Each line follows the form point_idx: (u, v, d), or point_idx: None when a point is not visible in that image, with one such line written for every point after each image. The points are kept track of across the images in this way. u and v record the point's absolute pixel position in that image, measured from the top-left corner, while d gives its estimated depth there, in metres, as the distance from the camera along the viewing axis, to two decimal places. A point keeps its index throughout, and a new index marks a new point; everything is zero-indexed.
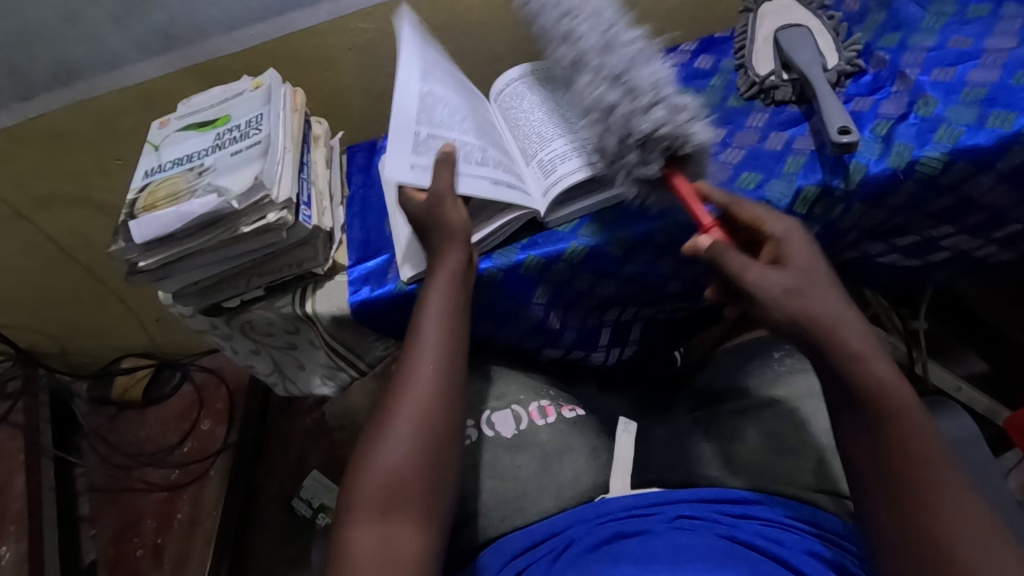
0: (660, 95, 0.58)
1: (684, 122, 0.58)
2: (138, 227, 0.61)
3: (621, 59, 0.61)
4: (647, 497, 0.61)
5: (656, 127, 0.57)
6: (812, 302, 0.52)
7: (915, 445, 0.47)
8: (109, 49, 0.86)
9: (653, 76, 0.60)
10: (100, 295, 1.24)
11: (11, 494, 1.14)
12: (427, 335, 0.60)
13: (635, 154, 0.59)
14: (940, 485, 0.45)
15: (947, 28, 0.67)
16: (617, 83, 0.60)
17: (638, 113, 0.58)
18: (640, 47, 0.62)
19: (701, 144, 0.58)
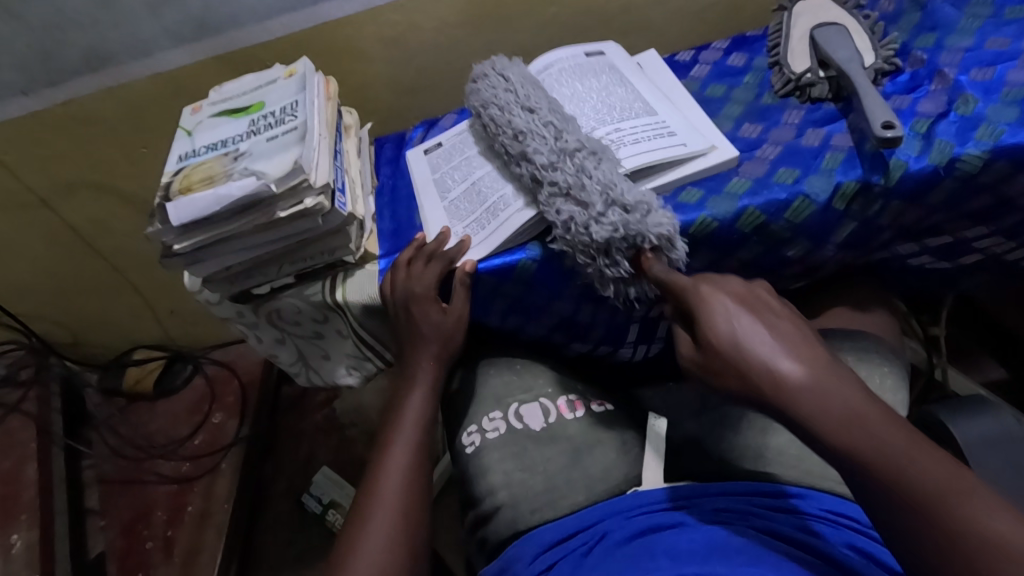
0: (610, 200, 0.60)
1: (638, 223, 0.59)
2: (175, 208, 0.61)
3: (573, 172, 0.62)
4: (682, 490, 0.61)
5: (611, 233, 0.59)
6: (769, 366, 0.44)
7: (930, 504, 0.38)
8: (142, 35, 0.86)
9: (605, 181, 0.61)
10: (116, 285, 1.23)
11: (23, 482, 1.14)
12: (404, 426, 0.65)
13: (602, 258, 0.62)
14: (988, 541, 0.37)
15: (984, 29, 0.67)
16: (571, 197, 0.62)
17: (593, 223, 0.60)
18: (586, 152, 0.63)
19: (664, 238, 0.60)
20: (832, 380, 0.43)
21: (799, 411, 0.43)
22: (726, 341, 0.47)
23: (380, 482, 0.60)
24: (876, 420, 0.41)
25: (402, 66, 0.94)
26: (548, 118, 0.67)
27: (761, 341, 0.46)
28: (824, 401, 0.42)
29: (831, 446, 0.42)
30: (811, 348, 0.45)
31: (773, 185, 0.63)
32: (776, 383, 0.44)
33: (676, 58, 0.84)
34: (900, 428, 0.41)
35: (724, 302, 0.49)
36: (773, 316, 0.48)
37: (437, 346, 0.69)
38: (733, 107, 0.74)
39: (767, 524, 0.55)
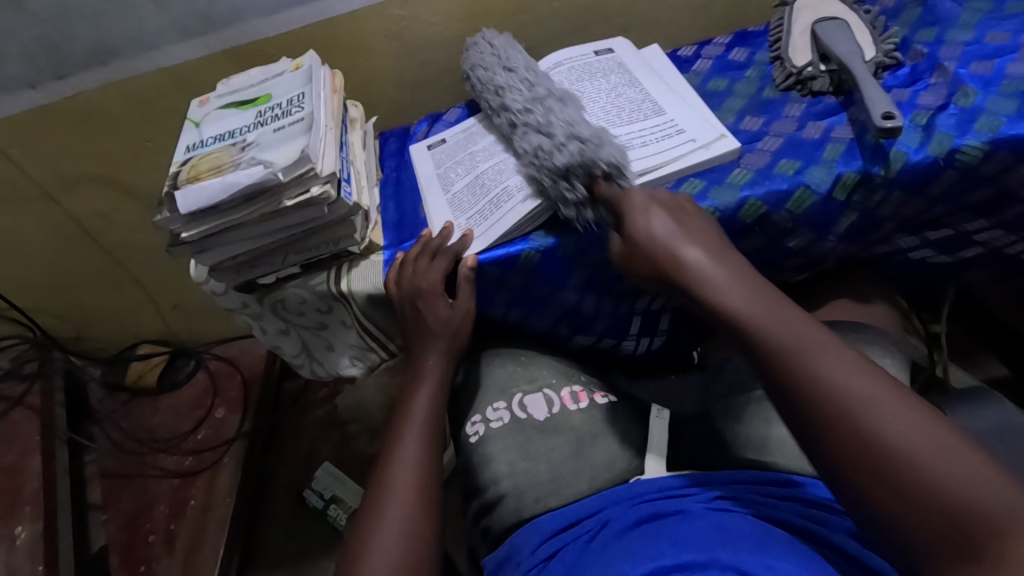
0: (571, 132, 0.64)
1: (594, 152, 0.62)
2: (182, 197, 0.62)
3: (542, 114, 0.68)
4: (683, 480, 0.61)
5: (570, 159, 0.63)
6: (672, 251, 0.56)
7: (783, 346, 0.48)
8: (149, 30, 0.87)
9: (570, 121, 0.66)
10: (121, 279, 1.24)
11: (27, 475, 1.14)
12: (415, 414, 0.66)
13: (561, 183, 0.64)
14: (824, 371, 0.45)
15: (984, 23, 0.68)
16: (539, 132, 0.67)
17: (555, 150, 0.64)
18: (557, 100, 0.69)
19: (615, 165, 0.63)
20: (724, 267, 0.55)
21: (691, 281, 0.55)
22: (641, 234, 0.59)
23: (393, 476, 0.60)
24: (755, 292, 0.52)
25: (407, 62, 0.95)
26: (526, 75, 0.73)
27: (670, 234, 0.58)
28: (716, 279, 0.54)
29: (717, 307, 0.53)
30: (716, 249, 0.57)
31: (775, 177, 0.64)
32: (673, 260, 0.56)
33: (678, 54, 0.84)
34: (776, 302, 0.51)
35: (646, 205, 0.60)
36: (689, 223, 0.59)
37: (447, 341, 0.69)
38: (735, 101, 0.75)
39: (769, 512, 0.55)
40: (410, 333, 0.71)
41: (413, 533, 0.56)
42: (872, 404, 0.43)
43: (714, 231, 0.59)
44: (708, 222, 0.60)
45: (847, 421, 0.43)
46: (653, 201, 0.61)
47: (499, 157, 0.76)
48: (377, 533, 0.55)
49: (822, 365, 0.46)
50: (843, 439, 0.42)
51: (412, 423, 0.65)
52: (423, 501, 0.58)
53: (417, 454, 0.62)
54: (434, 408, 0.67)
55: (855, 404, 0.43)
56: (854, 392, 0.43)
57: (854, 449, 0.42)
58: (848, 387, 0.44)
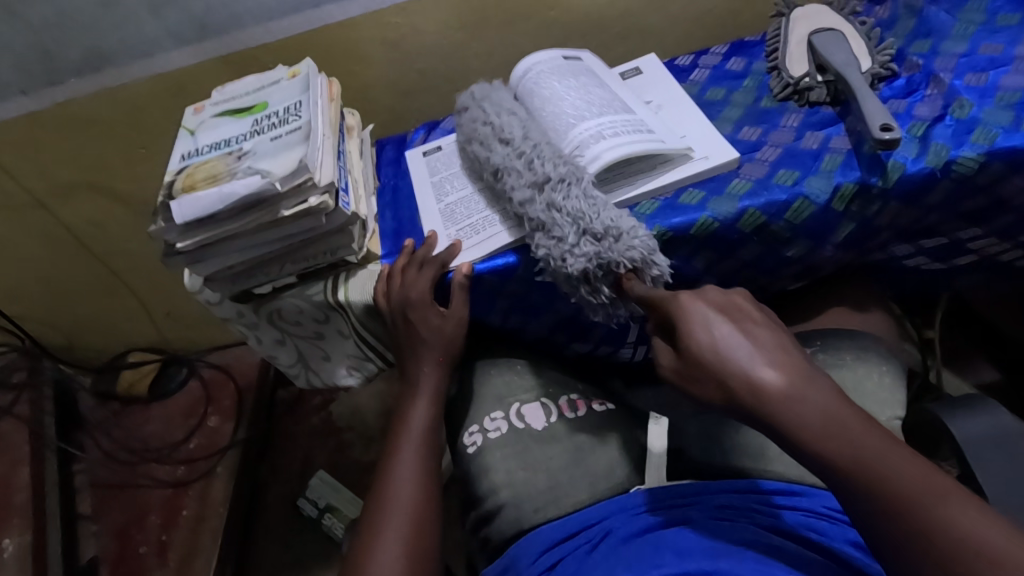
0: (582, 228, 0.60)
1: (611, 251, 0.59)
2: (178, 206, 0.61)
3: (545, 207, 0.61)
4: (682, 487, 0.61)
5: (585, 264, 0.59)
6: (753, 383, 0.42)
7: (922, 520, 0.37)
8: (143, 36, 0.86)
9: (578, 211, 0.60)
10: (112, 287, 1.22)
11: (15, 486, 1.12)
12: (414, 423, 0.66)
13: (583, 287, 0.62)
14: (999, 569, 0.34)
15: (977, 35, 0.68)
16: (547, 230, 0.62)
17: (568, 254, 0.60)
18: (562, 175, 0.62)
19: (639, 260, 0.59)
20: (823, 401, 0.41)
21: (786, 426, 0.41)
22: (709, 358, 0.44)
23: (392, 485, 0.60)
24: (864, 435, 0.39)
25: (403, 69, 0.95)
26: (524, 149, 0.66)
27: (745, 354, 0.43)
28: (815, 420, 0.40)
29: (816, 460, 0.40)
30: (803, 369, 0.42)
31: (773, 186, 0.64)
32: (756, 394, 0.42)
33: (675, 63, 0.85)
34: (894, 448, 0.39)
35: (705, 313, 0.46)
36: (760, 330, 0.45)
37: (441, 349, 0.69)
38: (732, 110, 0.75)
39: (771, 522, 0.56)
40: (404, 343, 0.70)
41: (414, 542, 0.55)
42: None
43: (787, 335, 0.45)
44: (773, 320, 0.46)
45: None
46: (707, 304, 0.47)
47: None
48: (377, 542, 0.55)
49: (982, 554, 0.35)
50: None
51: (411, 434, 0.65)
52: (423, 510, 0.58)
53: (416, 464, 0.62)
54: (431, 418, 0.67)
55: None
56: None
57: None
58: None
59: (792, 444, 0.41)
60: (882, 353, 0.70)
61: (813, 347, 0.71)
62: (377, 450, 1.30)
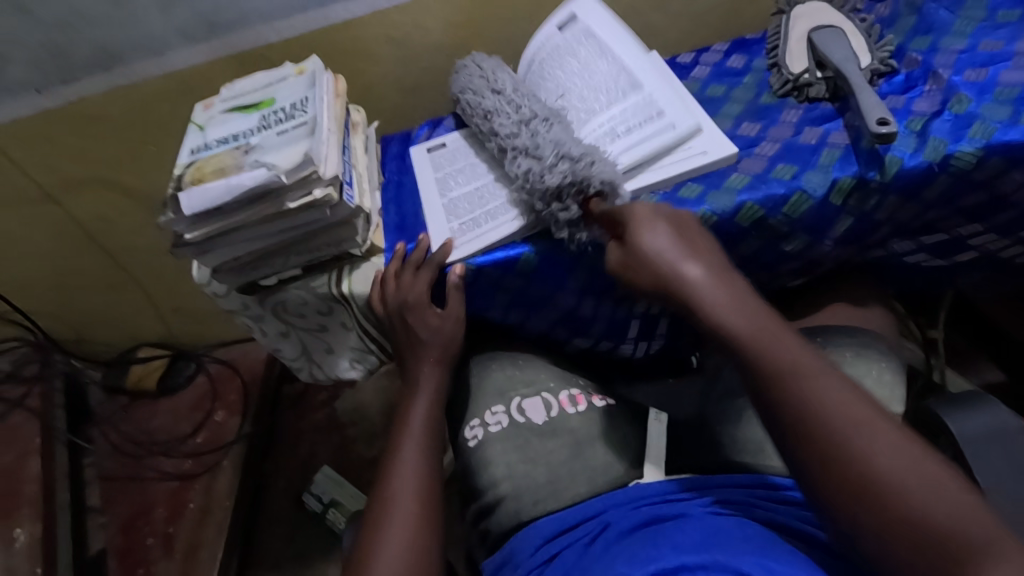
0: (562, 151, 0.64)
1: (586, 169, 0.63)
2: (187, 198, 0.62)
3: (528, 137, 0.68)
4: (682, 483, 0.62)
5: (562, 180, 0.63)
6: (676, 268, 0.56)
7: (787, 370, 0.50)
8: (154, 34, 0.88)
9: (558, 141, 0.65)
10: (121, 281, 1.24)
11: (25, 477, 1.14)
12: (415, 418, 0.67)
13: (553, 204, 0.64)
14: (828, 402, 0.47)
15: (978, 32, 0.69)
16: (529, 155, 0.67)
17: (546, 172, 0.64)
18: (547, 119, 0.69)
19: (608, 183, 0.63)
20: (727, 286, 0.55)
21: (697, 299, 0.55)
22: (646, 246, 0.58)
23: (395, 484, 0.60)
24: (759, 316, 0.53)
25: (408, 67, 0.96)
26: (513, 99, 0.73)
27: (675, 249, 0.57)
28: (720, 298, 0.54)
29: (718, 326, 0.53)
30: (720, 269, 0.57)
31: (771, 181, 0.65)
32: (687, 288, 0.55)
33: (677, 60, 0.85)
34: (780, 327, 0.53)
35: (653, 218, 0.59)
36: (693, 240, 0.58)
37: (439, 348, 0.70)
38: (733, 107, 0.76)
39: (769, 516, 0.56)
40: (402, 340, 0.71)
41: (418, 539, 0.56)
42: (873, 437, 0.45)
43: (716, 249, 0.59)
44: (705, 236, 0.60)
45: (851, 455, 0.45)
46: (657, 213, 0.60)
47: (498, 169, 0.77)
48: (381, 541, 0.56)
49: (825, 395, 0.48)
50: (841, 469, 0.45)
51: (410, 432, 0.65)
52: (425, 507, 0.59)
53: (417, 463, 0.62)
54: (431, 417, 0.67)
55: (855, 436, 0.46)
56: (857, 422, 0.46)
57: (849, 478, 0.45)
58: (847, 414, 0.47)
59: (699, 313, 0.55)
60: (881, 350, 0.70)
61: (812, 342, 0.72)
62: (380, 445, 1.32)
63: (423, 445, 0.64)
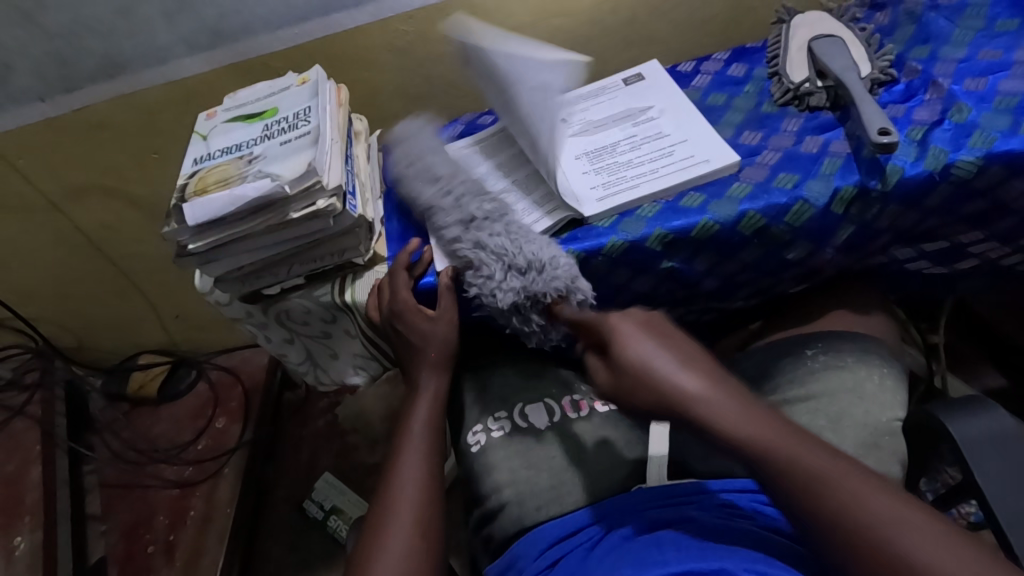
0: (506, 263, 0.63)
1: (539, 280, 0.63)
2: (191, 208, 0.62)
3: (472, 244, 0.66)
4: (683, 486, 0.62)
5: (514, 297, 0.63)
6: (666, 382, 0.51)
7: (808, 475, 0.45)
8: (158, 43, 0.88)
9: (505, 247, 0.64)
10: (123, 289, 1.24)
11: (27, 485, 1.15)
12: (416, 424, 0.66)
13: (515, 317, 0.66)
14: (850, 500, 0.44)
15: (977, 41, 0.69)
16: (474, 263, 0.66)
17: (495, 292, 0.64)
18: (487, 217, 0.67)
19: (563, 291, 0.63)
20: (718, 394, 0.50)
21: (696, 415, 0.49)
22: (633, 359, 0.53)
23: (396, 489, 0.60)
24: (748, 414, 0.49)
25: (411, 75, 0.97)
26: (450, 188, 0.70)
27: (661, 357, 0.52)
28: (712, 405, 0.49)
29: (721, 441, 0.48)
30: (704, 365, 0.52)
31: (773, 190, 0.65)
32: (679, 395, 0.50)
33: (677, 69, 0.86)
34: (775, 421, 0.49)
35: (627, 324, 0.56)
36: (672, 340, 0.55)
37: (436, 352, 0.69)
38: (734, 115, 0.76)
39: (772, 522, 0.57)
40: (401, 349, 0.72)
41: (419, 544, 0.56)
42: (907, 533, 0.42)
43: (693, 345, 0.55)
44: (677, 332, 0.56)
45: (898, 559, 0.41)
46: (631, 320, 0.57)
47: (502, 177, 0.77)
48: (383, 545, 0.55)
49: (841, 485, 0.44)
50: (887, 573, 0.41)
51: (411, 438, 0.65)
52: (427, 513, 0.59)
53: (420, 468, 0.62)
54: (433, 423, 0.67)
55: (887, 534, 0.42)
56: (885, 519, 0.42)
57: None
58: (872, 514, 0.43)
59: (704, 431, 0.49)
60: (883, 356, 0.71)
61: (815, 349, 0.72)
62: (381, 452, 1.31)
63: (424, 451, 0.64)
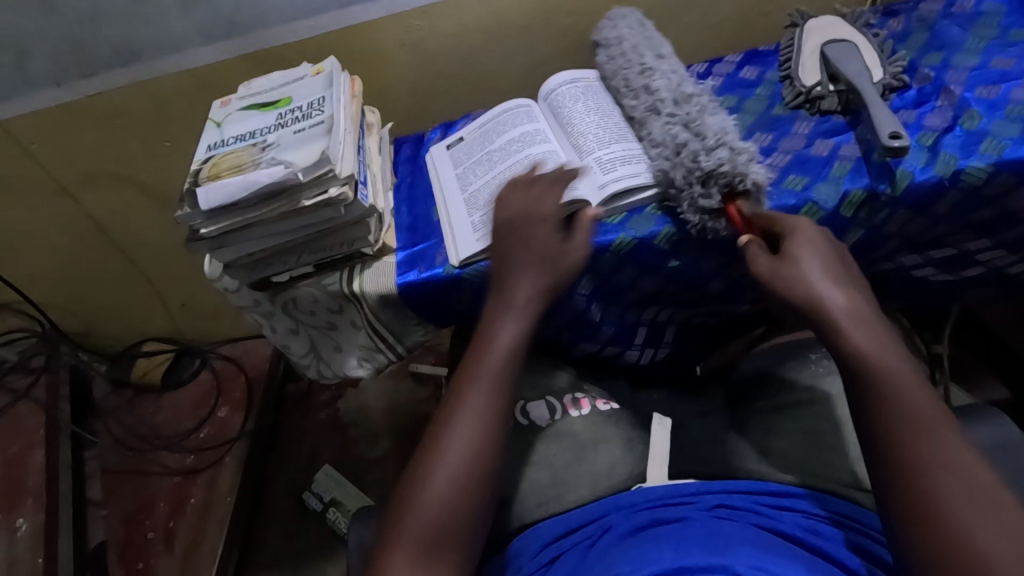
0: (723, 139, 0.66)
1: (744, 164, 0.64)
2: (204, 193, 0.63)
3: (691, 115, 0.70)
4: (682, 488, 0.63)
5: (718, 164, 0.64)
6: (816, 292, 0.54)
7: (913, 425, 0.47)
8: (173, 32, 0.89)
9: (720, 127, 0.68)
10: (130, 275, 1.25)
11: (30, 467, 1.16)
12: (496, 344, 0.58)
13: (697, 186, 0.64)
14: (939, 463, 0.45)
15: (989, 50, 0.70)
16: (687, 128, 0.69)
17: (704, 151, 0.65)
18: (710, 104, 0.72)
19: (758, 185, 0.64)
20: (869, 333, 0.52)
21: (835, 327, 0.52)
22: (798, 256, 0.56)
23: (460, 412, 0.55)
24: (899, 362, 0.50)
25: (423, 70, 0.97)
26: (671, 69, 0.77)
27: (822, 272, 0.55)
28: (863, 333, 0.52)
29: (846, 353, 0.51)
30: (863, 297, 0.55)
31: (782, 192, 0.66)
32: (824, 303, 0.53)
33: (689, 70, 0.86)
34: (912, 377, 0.49)
35: (809, 235, 0.57)
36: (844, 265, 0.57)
37: (550, 257, 0.62)
38: (745, 118, 0.77)
39: (770, 522, 0.57)
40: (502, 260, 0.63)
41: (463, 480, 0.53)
42: (981, 513, 0.43)
43: (858, 278, 0.57)
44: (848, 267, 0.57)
45: (941, 511, 0.44)
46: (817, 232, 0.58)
47: (514, 159, 0.77)
48: (430, 475, 0.53)
49: (938, 453, 0.46)
50: (912, 507, 0.45)
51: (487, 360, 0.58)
52: (483, 450, 0.54)
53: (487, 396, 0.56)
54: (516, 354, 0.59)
55: (942, 490, 0.44)
56: (964, 488, 0.44)
57: (916, 514, 0.45)
58: (950, 473, 0.45)
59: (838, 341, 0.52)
60: None
61: (819, 354, 0.75)
62: (383, 446, 1.32)
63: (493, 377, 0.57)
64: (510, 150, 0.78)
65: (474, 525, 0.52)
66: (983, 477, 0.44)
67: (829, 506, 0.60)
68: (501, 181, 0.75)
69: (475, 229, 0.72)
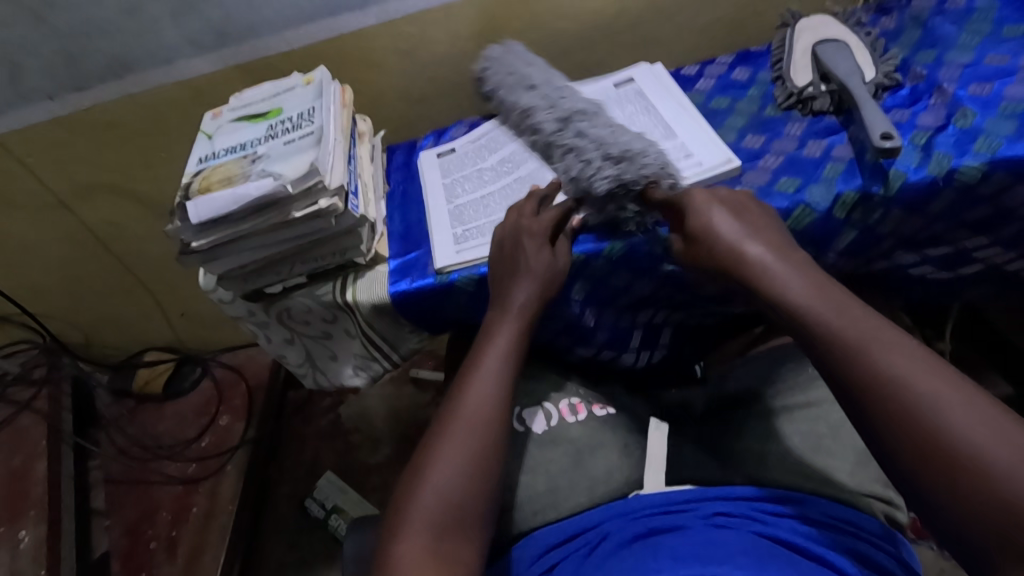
0: (603, 153, 0.66)
1: (629, 171, 0.64)
2: (194, 207, 0.63)
3: (572, 135, 0.71)
4: (681, 494, 0.63)
5: (610, 184, 0.65)
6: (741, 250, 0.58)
7: (859, 350, 0.48)
8: (166, 44, 0.89)
9: (607, 134, 0.68)
10: (128, 285, 1.25)
11: (32, 479, 1.16)
12: (487, 357, 0.61)
13: (610, 206, 0.67)
14: (900, 376, 0.45)
15: (982, 46, 0.69)
16: (570, 155, 0.70)
17: (593, 173, 0.66)
18: (586, 112, 0.73)
19: (655, 174, 0.64)
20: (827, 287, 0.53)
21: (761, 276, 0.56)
22: (706, 227, 0.60)
23: (458, 414, 0.58)
24: (875, 324, 0.49)
25: (415, 76, 0.97)
26: (547, 93, 0.76)
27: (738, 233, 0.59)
28: (836, 313, 0.51)
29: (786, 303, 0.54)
30: (777, 243, 0.58)
31: (775, 195, 0.65)
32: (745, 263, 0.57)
33: (681, 72, 0.86)
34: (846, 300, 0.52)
35: (712, 209, 0.61)
36: (750, 218, 0.60)
37: (546, 273, 0.65)
38: (737, 119, 0.76)
39: (768, 530, 0.57)
40: (497, 273, 0.66)
41: (462, 482, 0.55)
42: (957, 416, 0.42)
43: (773, 223, 0.61)
44: (799, 249, 0.58)
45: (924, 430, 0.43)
46: (714, 199, 0.62)
47: (505, 182, 0.78)
48: (429, 478, 0.55)
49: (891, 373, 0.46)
50: (910, 437, 0.43)
51: (483, 367, 0.61)
52: (481, 450, 0.56)
53: (485, 396, 0.59)
54: (511, 355, 0.62)
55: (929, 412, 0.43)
56: (933, 404, 0.43)
57: (919, 445, 0.43)
58: (919, 388, 0.44)
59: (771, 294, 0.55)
60: None
61: None
62: (384, 452, 1.32)
63: (491, 383, 0.60)
64: (502, 171, 0.79)
65: (472, 530, 0.54)
66: (952, 389, 0.44)
67: (832, 512, 0.60)
68: (487, 199, 0.77)
69: (460, 240, 0.73)
